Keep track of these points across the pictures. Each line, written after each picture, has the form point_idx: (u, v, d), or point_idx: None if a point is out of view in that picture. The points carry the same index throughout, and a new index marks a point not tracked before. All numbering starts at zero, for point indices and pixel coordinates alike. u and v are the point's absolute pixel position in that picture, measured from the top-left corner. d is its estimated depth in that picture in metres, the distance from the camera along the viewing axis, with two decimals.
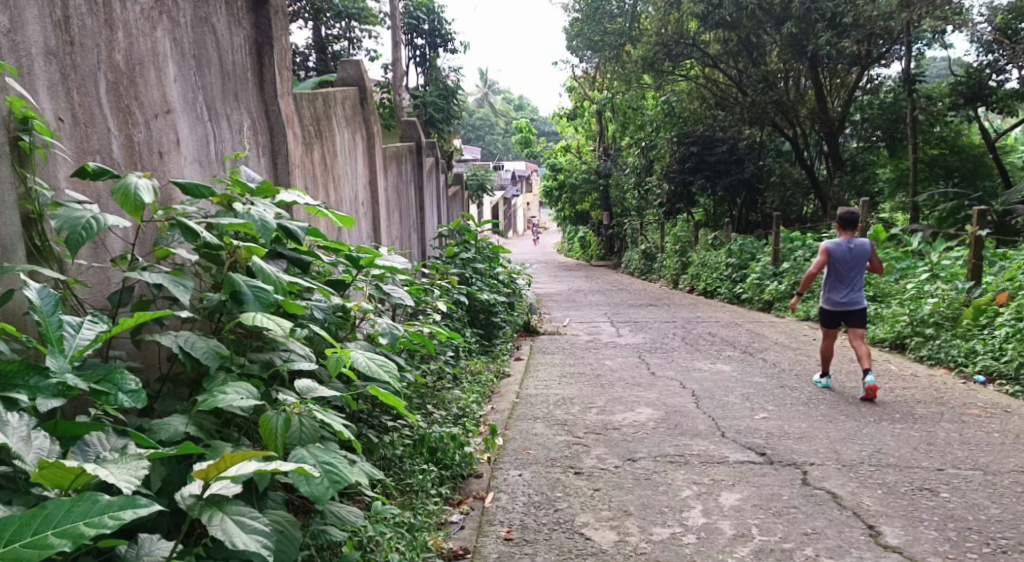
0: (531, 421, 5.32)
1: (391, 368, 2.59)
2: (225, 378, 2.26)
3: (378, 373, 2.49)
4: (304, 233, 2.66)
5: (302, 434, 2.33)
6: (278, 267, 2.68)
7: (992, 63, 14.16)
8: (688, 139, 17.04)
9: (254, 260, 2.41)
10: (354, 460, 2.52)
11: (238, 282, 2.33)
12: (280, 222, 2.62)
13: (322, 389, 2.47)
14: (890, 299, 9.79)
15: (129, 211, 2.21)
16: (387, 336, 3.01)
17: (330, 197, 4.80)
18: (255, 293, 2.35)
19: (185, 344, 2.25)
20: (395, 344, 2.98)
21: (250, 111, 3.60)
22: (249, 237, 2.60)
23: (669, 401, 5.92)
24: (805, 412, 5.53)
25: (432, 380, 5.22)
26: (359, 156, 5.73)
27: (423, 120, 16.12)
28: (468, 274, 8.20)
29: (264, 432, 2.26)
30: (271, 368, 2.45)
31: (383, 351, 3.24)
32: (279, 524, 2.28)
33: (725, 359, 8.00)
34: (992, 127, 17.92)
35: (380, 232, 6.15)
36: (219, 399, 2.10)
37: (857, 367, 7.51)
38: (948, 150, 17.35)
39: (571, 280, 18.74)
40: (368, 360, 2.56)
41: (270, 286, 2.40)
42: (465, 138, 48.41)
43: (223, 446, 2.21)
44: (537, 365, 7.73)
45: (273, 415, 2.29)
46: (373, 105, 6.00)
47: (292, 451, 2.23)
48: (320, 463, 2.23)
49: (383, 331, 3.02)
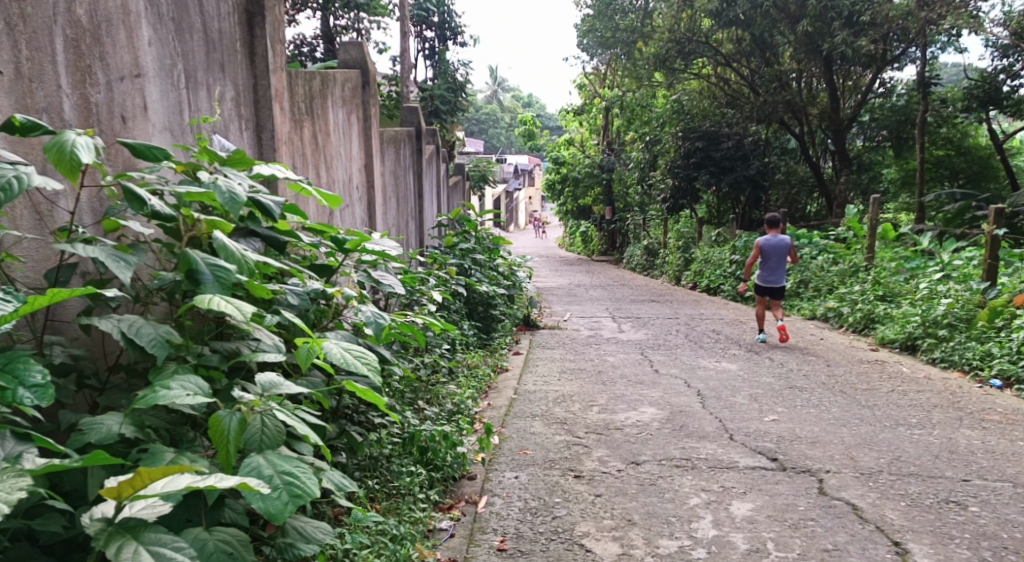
0: (529, 419, 5.07)
1: (372, 359, 2.32)
2: (173, 371, 2.04)
3: (353, 369, 2.23)
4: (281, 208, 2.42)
5: (262, 437, 2.09)
6: (250, 247, 2.45)
7: (1007, 67, 13.96)
8: (694, 135, 16.79)
9: (216, 235, 2.19)
10: (322, 470, 2.28)
11: (196, 261, 2.12)
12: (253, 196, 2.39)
13: (287, 386, 2.23)
14: (900, 299, 9.52)
15: (64, 171, 1.99)
16: (372, 328, 2.73)
17: (321, 178, 4.53)
18: (212, 273, 2.14)
19: (128, 331, 2.01)
20: (381, 337, 2.72)
21: (235, 82, 3.31)
22: (214, 211, 2.38)
23: (673, 401, 5.66)
24: (818, 414, 5.27)
25: (427, 373, 4.96)
26: (354, 139, 5.44)
27: (428, 111, 15.86)
28: (466, 264, 7.95)
29: (215, 434, 2.01)
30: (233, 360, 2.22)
31: (369, 344, 2.98)
32: (230, 545, 2.04)
33: (730, 358, 7.75)
34: (1001, 129, 17.67)
35: (375, 219, 5.87)
36: (157, 396, 1.90)
37: (867, 369, 7.25)
38: (954, 152, 17.10)
39: (573, 274, 18.45)
40: (344, 351, 2.30)
41: (232, 265, 2.18)
42: (468, 131, 48.16)
43: (162, 451, 1.99)
44: (537, 360, 7.47)
45: (226, 416, 2.04)
46: (372, 85, 5.71)
47: (246, 460, 2.01)
48: (278, 474, 2.01)
49: (367, 320, 2.76)
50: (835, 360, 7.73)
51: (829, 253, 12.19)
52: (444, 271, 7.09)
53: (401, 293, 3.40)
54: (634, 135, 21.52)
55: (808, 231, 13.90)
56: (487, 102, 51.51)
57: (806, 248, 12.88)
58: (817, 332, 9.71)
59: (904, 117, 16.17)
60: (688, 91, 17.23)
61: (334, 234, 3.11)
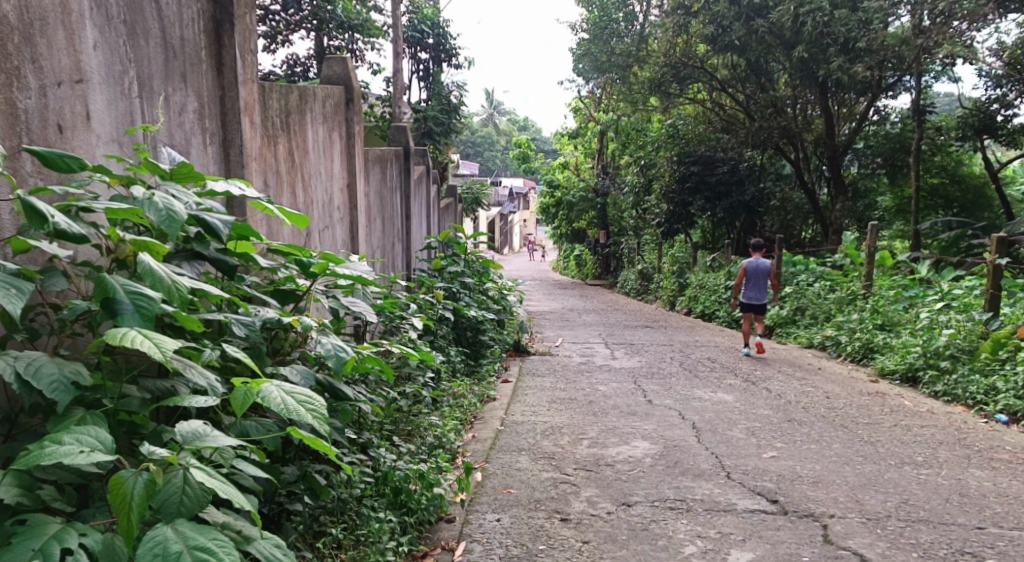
0: (515, 454, 4.81)
1: (320, 405, 2.18)
2: (74, 423, 1.99)
3: (293, 417, 2.09)
4: (226, 228, 2.34)
5: (181, 500, 1.99)
6: (192, 273, 2.35)
7: (1001, 97, 13.85)
8: (689, 159, 16.63)
9: (142, 258, 2.10)
10: (252, 537, 2.15)
11: (114, 288, 2.02)
12: (196, 214, 2.31)
13: (212, 438, 2.10)
14: (900, 329, 9.29)
15: None
16: (333, 361, 2.56)
17: (297, 198, 4.33)
18: (131, 301, 2.03)
19: (27, 373, 1.95)
20: (341, 372, 2.55)
21: (200, 93, 3.12)
22: (149, 231, 2.30)
23: (666, 434, 5.41)
24: (819, 451, 5.02)
25: (407, 403, 4.75)
26: (336, 157, 5.23)
27: (421, 132, 15.66)
28: (455, 289, 7.74)
29: (115, 501, 1.91)
30: (152, 406, 2.15)
31: (331, 382, 2.76)
32: None
33: (726, 388, 7.50)
34: (996, 157, 17.56)
35: (358, 240, 5.65)
36: (46, 455, 1.84)
37: (867, 401, 7.00)
38: (948, 180, 16.96)
39: (566, 298, 18.19)
40: (285, 397, 2.14)
41: (155, 293, 2.07)
42: (464, 154, 48.01)
43: (46, 522, 1.88)
44: (526, 388, 7.22)
45: (128, 479, 1.93)
46: (356, 101, 5.51)
47: (150, 533, 1.89)
48: (188, 549, 1.89)
49: (327, 353, 2.59)
50: (833, 391, 7.48)
51: (826, 281, 11.97)
52: (431, 295, 6.88)
53: (371, 321, 3.24)
54: (629, 159, 21.39)
55: (804, 258, 13.70)
56: (484, 125, 51.49)
57: (803, 275, 12.67)
58: (814, 362, 9.48)
59: (899, 145, 16.06)
60: (683, 116, 17.10)
61: (301, 256, 2.95)
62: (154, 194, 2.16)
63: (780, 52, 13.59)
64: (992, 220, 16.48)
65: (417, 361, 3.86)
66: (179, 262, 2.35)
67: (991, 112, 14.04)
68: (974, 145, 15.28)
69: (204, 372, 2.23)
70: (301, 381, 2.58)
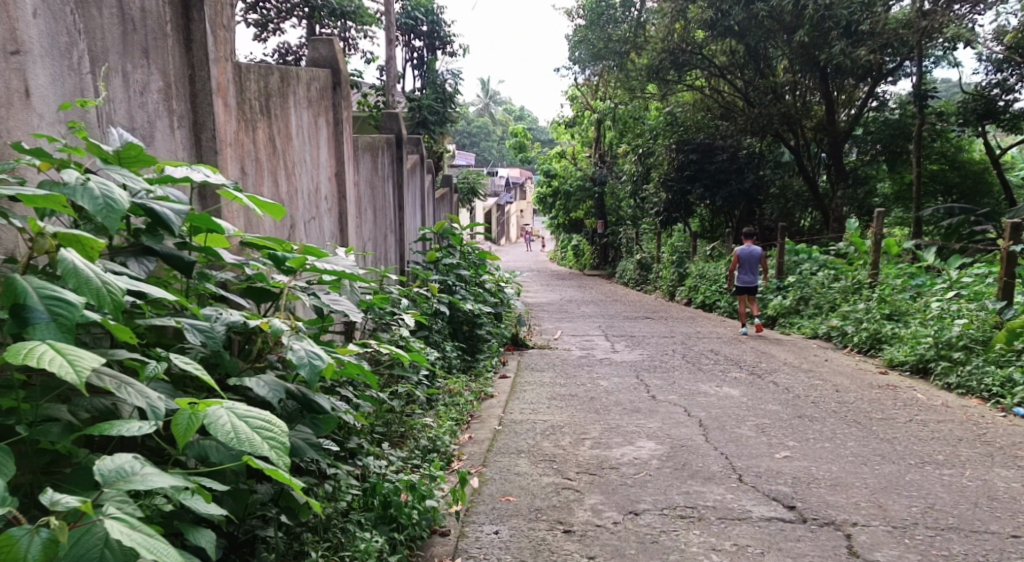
0: (513, 456, 4.56)
1: (278, 432, 2.03)
2: None
3: (245, 449, 1.93)
4: (178, 219, 2.23)
5: (101, 554, 1.77)
6: (140, 270, 2.24)
7: (1001, 82, 13.60)
8: (687, 147, 16.34)
9: (64, 258, 1.96)
10: None
11: (26, 294, 1.87)
12: (143, 203, 2.19)
13: (141, 480, 1.89)
14: (908, 318, 9.01)
15: None
16: (306, 369, 2.33)
17: (280, 188, 4.06)
18: (49, 309, 1.89)
19: None
20: (316, 383, 2.32)
21: (168, 71, 2.86)
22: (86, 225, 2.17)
23: (671, 433, 5.16)
24: (833, 450, 4.77)
25: (400, 403, 4.56)
26: (323, 144, 4.95)
27: (416, 122, 15.32)
28: (449, 281, 7.48)
29: None
30: (73, 434, 1.98)
31: (302, 393, 2.51)
32: None
33: (731, 382, 7.23)
34: (998, 142, 17.27)
35: (347, 232, 5.37)
36: None
37: (879, 394, 6.75)
38: (947, 166, 16.70)
39: (563, 289, 17.90)
40: (233, 421, 1.98)
41: (76, 298, 1.92)
42: (460, 145, 47.58)
43: None
44: (524, 384, 6.96)
45: (22, 538, 1.72)
46: (343, 86, 5.23)
47: None
48: None
49: (300, 361, 2.34)
50: (841, 384, 7.23)
51: (829, 269, 11.70)
52: (425, 290, 6.69)
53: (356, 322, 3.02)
54: (627, 148, 21.09)
55: (807, 246, 13.44)
56: (479, 115, 51.13)
57: (806, 264, 12.40)
58: (819, 353, 9.24)
59: (898, 131, 15.80)
60: (681, 104, 16.81)
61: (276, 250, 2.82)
62: (89, 180, 2.03)
63: (781, 37, 13.32)
64: (993, 206, 16.22)
65: (410, 365, 3.63)
66: (129, 261, 2.24)
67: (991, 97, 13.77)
68: (973, 131, 15.06)
69: (142, 390, 2.06)
70: (270, 394, 2.36)
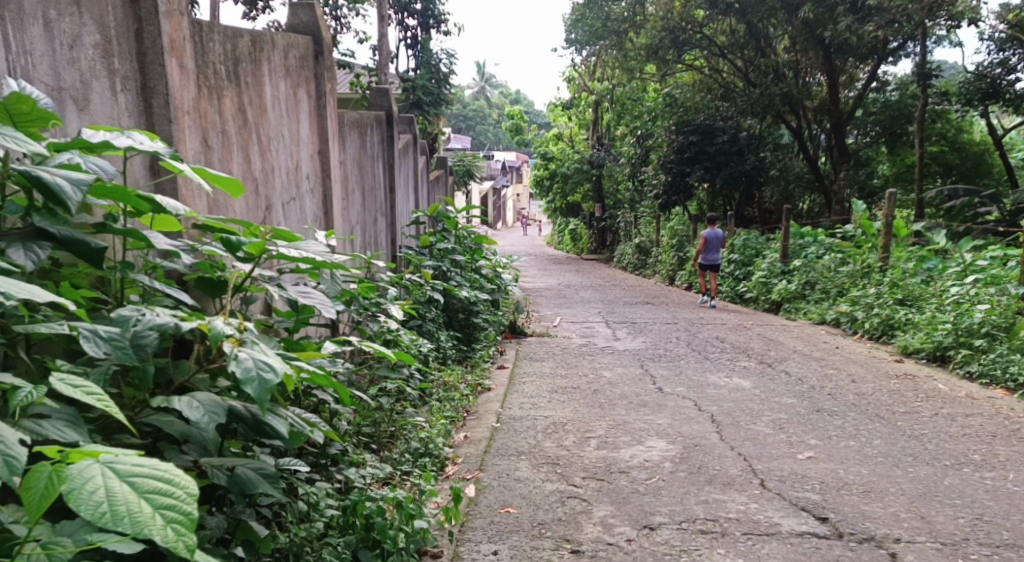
0: (513, 458, 4.18)
1: (181, 497, 1.62)
2: None
3: (124, 529, 1.53)
4: (78, 197, 1.91)
5: None
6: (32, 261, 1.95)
7: (1004, 61, 13.17)
8: (688, 128, 15.88)
9: None
10: None
11: None
12: (39, 176, 1.88)
13: None
14: (923, 303, 8.62)
15: None
16: (253, 386, 1.94)
17: (252, 166, 3.65)
18: None
19: None
20: (265, 404, 1.93)
21: (105, 25, 2.47)
22: None
23: (682, 431, 4.77)
24: (860, 450, 4.39)
25: (388, 401, 4.19)
26: (304, 119, 4.53)
27: (410, 103, 14.87)
28: (444, 267, 7.09)
29: None
30: None
31: (246, 410, 2.15)
32: None
33: (741, 372, 6.84)
34: (1001, 123, 16.86)
35: (332, 215, 4.96)
36: None
37: (898, 385, 6.37)
38: (948, 147, 16.28)
39: (562, 274, 17.51)
40: (103, 489, 1.57)
41: None
42: (455, 128, 47.00)
43: None
44: (523, 375, 6.57)
45: None
46: (326, 56, 4.80)
47: None
48: None
49: (246, 378, 1.94)
50: (857, 374, 6.84)
51: (836, 252, 11.30)
52: (418, 277, 6.34)
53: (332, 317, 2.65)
54: (626, 130, 20.64)
55: (812, 229, 13.05)
56: (474, 99, 50.66)
57: (812, 247, 11.99)
58: (829, 340, 8.86)
59: (900, 112, 15.40)
60: (681, 84, 16.36)
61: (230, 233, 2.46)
62: None
63: (782, 15, 12.92)
64: (996, 186, 15.82)
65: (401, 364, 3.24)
66: (17, 251, 1.94)
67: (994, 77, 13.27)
68: (977, 110, 14.68)
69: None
70: (207, 419, 2.02)
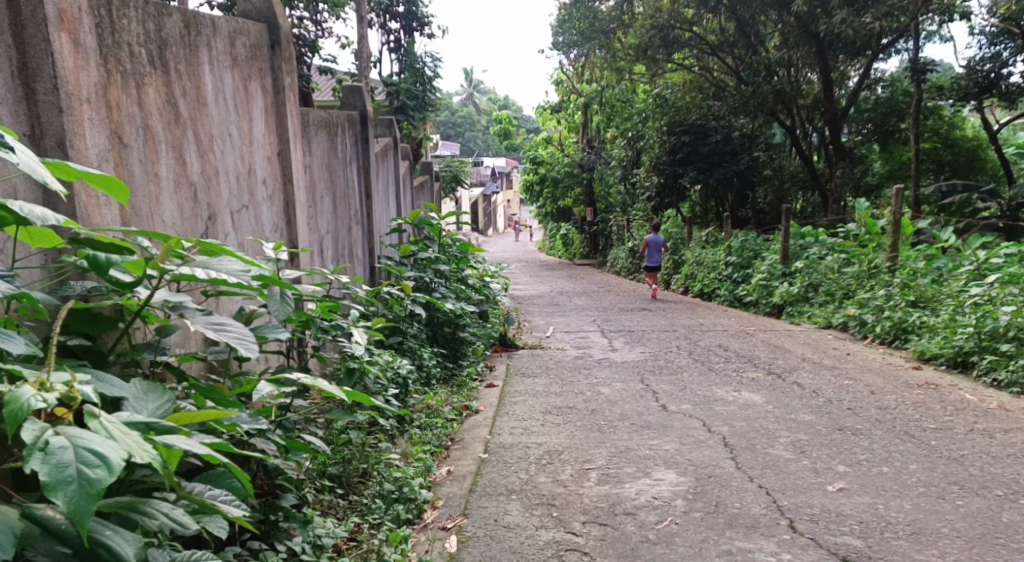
0: (501, 498, 3.65)
1: None
2: None
3: None
4: None
5: None
6: None
7: (996, 57, 12.68)
8: (680, 128, 15.33)
9: None
10: None
11: None
12: None
13: None
14: (936, 306, 8.13)
15: None
16: (66, 494, 1.61)
17: (189, 170, 3.12)
18: None
19: None
20: (84, 519, 1.61)
21: None
22: None
23: (693, 458, 4.24)
24: (895, 477, 3.89)
25: (357, 437, 3.71)
26: (258, 116, 3.99)
27: (393, 107, 14.32)
28: (426, 278, 6.57)
29: None
30: None
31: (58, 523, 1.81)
32: None
33: (750, 385, 6.31)
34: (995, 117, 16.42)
35: (294, 225, 4.41)
36: None
37: (920, 397, 5.86)
38: (942, 144, 15.81)
39: (555, 280, 17.01)
40: None
41: None
42: (444, 134, 46.42)
43: None
44: (514, 394, 6.03)
45: None
46: (285, 46, 4.28)
47: None
48: None
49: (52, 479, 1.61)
50: (875, 385, 6.32)
51: (840, 252, 10.79)
52: (396, 290, 5.85)
53: (254, 356, 2.29)
54: (615, 132, 20.13)
55: (813, 229, 12.55)
56: (462, 105, 50.17)
57: (813, 248, 11.47)
58: (839, 345, 8.36)
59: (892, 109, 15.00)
60: (671, 84, 15.92)
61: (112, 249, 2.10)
62: None
63: (774, 10, 12.46)
64: (992, 181, 15.38)
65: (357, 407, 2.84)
66: None
67: (984, 73, 12.78)
68: (972, 106, 14.24)
69: None
70: None
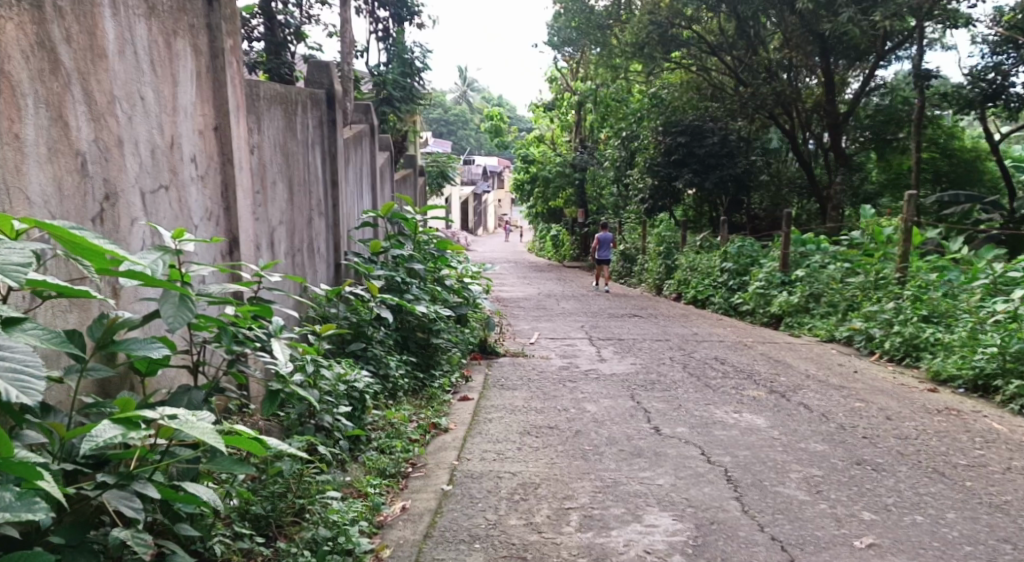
0: (463, 549, 3.03)
1: None
2: None
3: None
4: None
5: None
6: None
7: (998, 66, 11.76)
8: (676, 129, 14.65)
9: None
10: None
11: None
12: None
13: None
14: (949, 322, 7.53)
15: None
16: None
17: (70, 139, 2.50)
18: None
19: None
20: None
21: None
22: None
23: (692, 497, 3.62)
24: (933, 530, 3.27)
25: (290, 467, 3.08)
26: (186, 81, 3.34)
27: (379, 98, 13.61)
28: (397, 277, 5.90)
29: None
30: None
31: None
32: None
33: (752, 406, 5.67)
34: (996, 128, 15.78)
35: (233, 212, 3.75)
36: None
37: (942, 425, 5.24)
38: (939, 154, 15.25)
39: (542, 283, 16.34)
40: None
41: None
42: (436, 131, 45.60)
43: None
44: (490, 410, 5.40)
45: None
46: (224, 3, 3.65)
47: None
48: None
49: None
50: (889, 409, 5.70)
51: (842, 261, 10.20)
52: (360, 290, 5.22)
53: (36, 392, 1.88)
54: (610, 132, 19.48)
55: (814, 236, 11.94)
56: (456, 103, 49.56)
57: (815, 256, 10.86)
58: (844, 361, 7.75)
59: (889, 116, 14.44)
60: (669, 84, 15.31)
61: None
62: None
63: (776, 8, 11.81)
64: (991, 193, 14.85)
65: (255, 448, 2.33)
66: None
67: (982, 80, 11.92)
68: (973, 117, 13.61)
69: None
70: None
